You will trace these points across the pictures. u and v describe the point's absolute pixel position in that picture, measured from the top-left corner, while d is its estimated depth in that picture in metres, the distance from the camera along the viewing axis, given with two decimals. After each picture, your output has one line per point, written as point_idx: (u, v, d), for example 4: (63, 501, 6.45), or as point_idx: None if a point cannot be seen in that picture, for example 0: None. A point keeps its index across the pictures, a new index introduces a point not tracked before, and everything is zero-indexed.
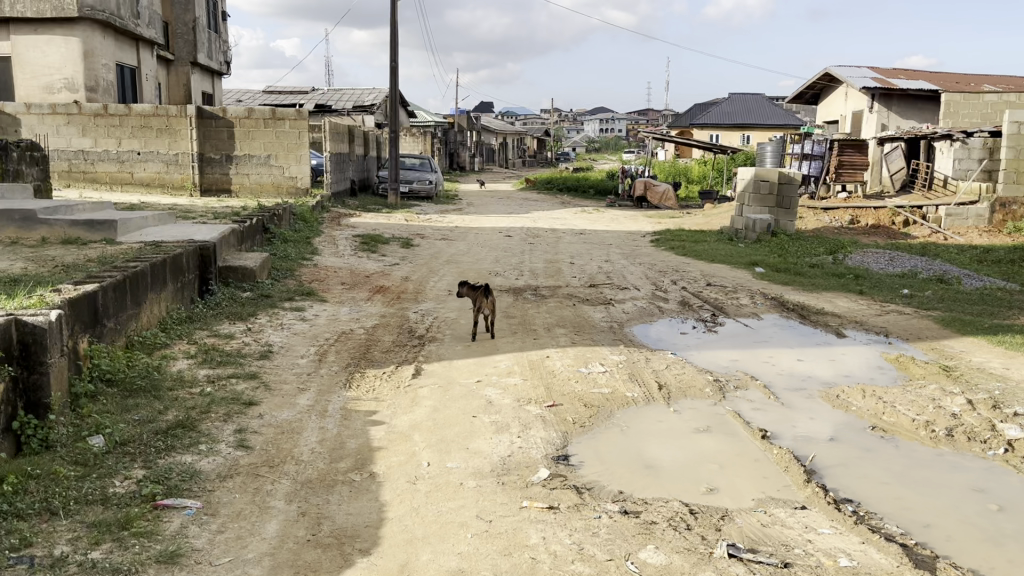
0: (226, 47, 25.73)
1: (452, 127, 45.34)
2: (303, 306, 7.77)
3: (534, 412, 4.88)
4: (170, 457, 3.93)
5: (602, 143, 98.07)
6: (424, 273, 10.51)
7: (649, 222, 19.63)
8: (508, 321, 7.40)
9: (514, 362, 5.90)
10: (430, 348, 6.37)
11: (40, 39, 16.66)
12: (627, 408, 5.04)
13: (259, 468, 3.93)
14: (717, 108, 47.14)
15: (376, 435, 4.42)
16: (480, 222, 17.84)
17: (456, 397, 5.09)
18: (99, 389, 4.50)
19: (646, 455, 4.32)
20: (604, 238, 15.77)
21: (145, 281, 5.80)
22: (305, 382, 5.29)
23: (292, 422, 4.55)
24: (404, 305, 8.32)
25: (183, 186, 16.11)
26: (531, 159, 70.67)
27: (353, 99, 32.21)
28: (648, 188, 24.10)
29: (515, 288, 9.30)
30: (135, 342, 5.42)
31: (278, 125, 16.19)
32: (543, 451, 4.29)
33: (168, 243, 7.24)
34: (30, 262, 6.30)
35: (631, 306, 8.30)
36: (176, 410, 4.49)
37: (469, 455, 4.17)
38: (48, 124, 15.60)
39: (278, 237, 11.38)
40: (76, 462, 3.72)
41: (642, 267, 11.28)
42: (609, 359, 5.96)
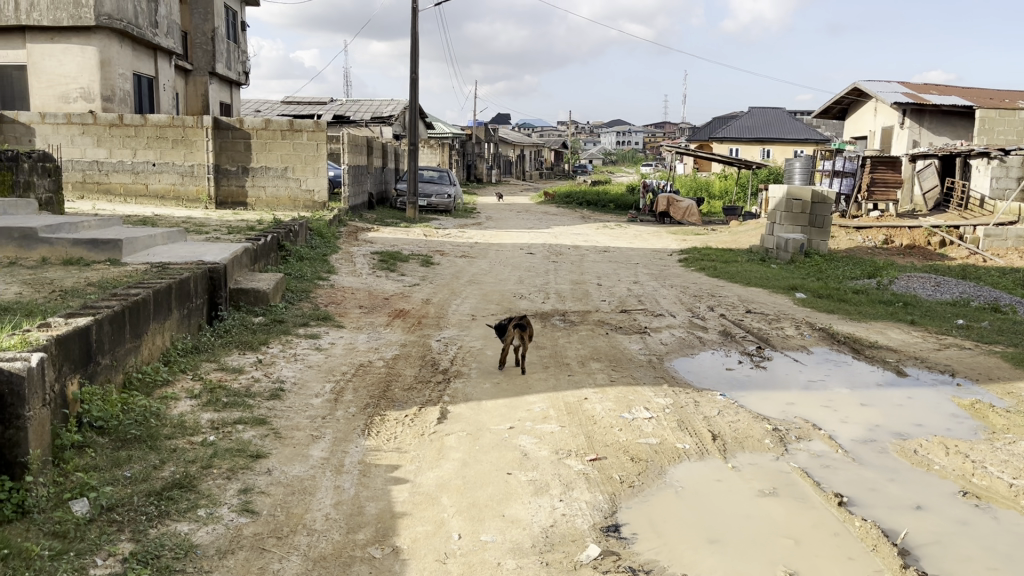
0: (245, 58, 25.44)
1: (469, 139, 45.00)
2: (319, 333, 7.27)
3: (576, 467, 4.34)
4: (163, 526, 3.42)
5: (619, 157, 97.78)
6: (447, 295, 10.00)
7: (673, 239, 19.06)
8: (539, 353, 6.86)
9: (549, 405, 5.35)
10: (456, 385, 5.84)
11: (56, 48, 16.35)
12: (678, 463, 4.47)
13: (266, 540, 3.42)
14: (738, 121, 46.54)
15: (399, 498, 3.90)
16: (501, 238, 17.34)
17: (487, 449, 4.55)
18: (87, 440, 4.01)
19: (708, 526, 3.75)
20: (629, 256, 15.22)
21: (147, 310, 5.31)
22: (319, 428, 4.79)
23: (304, 479, 4.04)
24: (426, 332, 7.80)
25: (198, 199, 15.67)
26: (547, 171, 70.18)
27: (372, 110, 31.86)
28: (671, 204, 23.45)
29: (542, 313, 8.77)
30: (133, 380, 4.93)
31: (295, 137, 15.75)
32: (590, 520, 3.74)
33: (175, 266, 6.76)
34: (27, 286, 5.81)
35: (668, 335, 7.75)
36: (173, 466, 3.99)
37: (505, 526, 3.64)
38: (63, 135, 15.29)
39: (293, 255, 10.90)
40: (54, 534, 3.22)
41: (674, 290, 10.72)
42: (654, 403, 5.41)
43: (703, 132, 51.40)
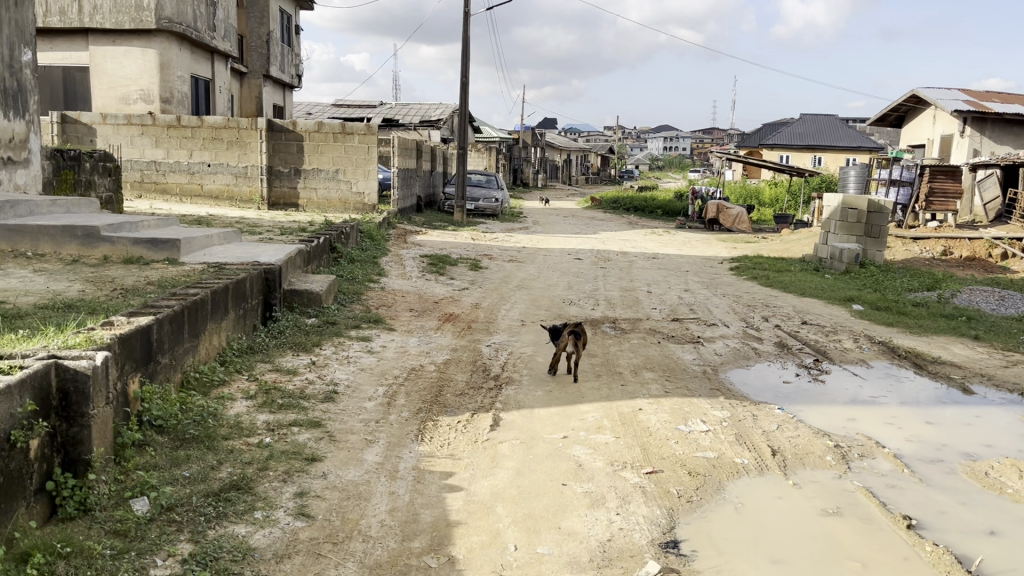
0: (298, 61, 25.80)
1: (516, 143, 45.04)
2: (370, 336, 7.28)
3: (632, 480, 4.26)
4: (221, 527, 3.44)
5: (666, 163, 97.15)
6: (496, 299, 9.97)
7: (723, 246, 18.82)
8: (591, 361, 6.78)
9: (603, 415, 5.27)
10: (508, 392, 5.78)
11: (118, 51, 16.74)
12: (737, 479, 4.36)
13: (322, 545, 3.41)
14: (788, 128, 45.83)
15: (453, 506, 3.86)
16: (549, 243, 17.28)
17: (541, 459, 4.49)
18: (148, 438, 4.05)
19: (771, 546, 3.64)
20: (679, 263, 15.04)
21: (205, 310, 5.35)
22: (372, 432, 4.78)
23: (359, 484, 4.03)
24: (476, 337, 7.77)
25: (251, 199, 15.89)
26: (593, 176, 69.88)
27: (421, 114, 32.07)
28: (720, 211, 23.09)
29: (592, 320, 8.69)
30: (191, 379, 4.98)
31: (347, 140, 15.85)
32: (648, 535, 3.66)
33: (232, 266, 6.83)
34: (89, 284, 5.91)
35: (722, 346, 7.60)
36: (230, 467, 4.01)
37: (562, 538, 3.58)
38: (123, 135, 15.65)
39: (345, 257, 10.98)
40: (114, 532, 3.26)
41: (727, 299, 10.56)
42: (711, 416, 5.31)
43: (753, 138, 50.70)
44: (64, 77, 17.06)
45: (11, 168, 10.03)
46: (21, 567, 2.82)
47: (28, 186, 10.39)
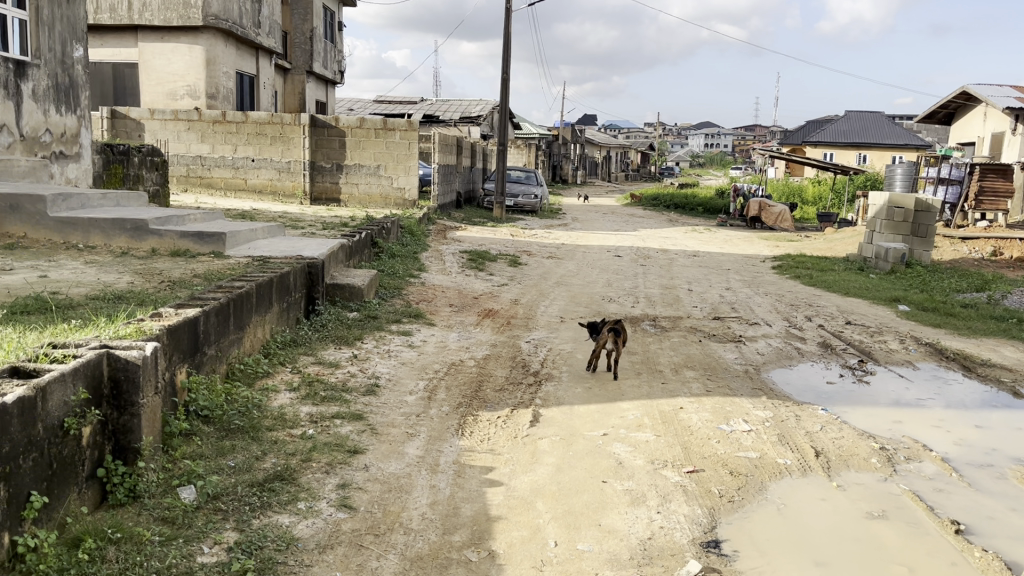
0: (341, 57, 26.01)
1: (555, 139, 44.94)
2: (411, 330, 7.34)
3: (673, 479, 4.23)
4: (265, 517, 3.49)
5: (707, 160, 96.25)
6: (535, 296, 9.96)
7: (765, 244, 18.60)
8: (631, 359, 6.74)
9: (643, 413, 5.25)
10: (547, 388, 5.78)
11: (166, 47, 17.02)
12: (780, 479, 4.32)
13: (364, 537, 3.44)
14: (832, 125, 45.10)
15: (493, 501, 3.87)
16: (588, 239, 17.22)
17: (581, 455, 4.48)
18: (194, 428, 4.13)
19: (814, 548, 3.60)
20: (720, 261, 14.89)
21: (250, 303, 5.43)
22: (413, 425, 4.81)
23: (400, 477, 4.06)
24: (516, 333, 7.78)
25: (294, 194, 16.08)
26: (633, 172, 69.43)
27: (461, 110, 32.13)
28: (763, 208, 22.79)
29: (632, 317, 8.64)
30: (235, 371, 5.06)
31: (388, 136, 15.95)
32: (689, 534, 3.63)
33: (276, 260, 6.93)
34: (137, 276, 6.03)
35: (765, 345, 7.52)
36: (274, 457, 4.07)
37: (602, 535, 3.57)
38: (170, 130, 15.93)
39: (385, 252, 11.06)
40: (163, 519, 3.34)
41: (769, 298, 10.43)
42: (753, 416, 5.26)
43: (795, 135, 49.92)
44: (114, 73, 17.41)
45: (63, 162, 10.28)
46: (74, 552, 2.91)
47: (79, 180, 10.65)
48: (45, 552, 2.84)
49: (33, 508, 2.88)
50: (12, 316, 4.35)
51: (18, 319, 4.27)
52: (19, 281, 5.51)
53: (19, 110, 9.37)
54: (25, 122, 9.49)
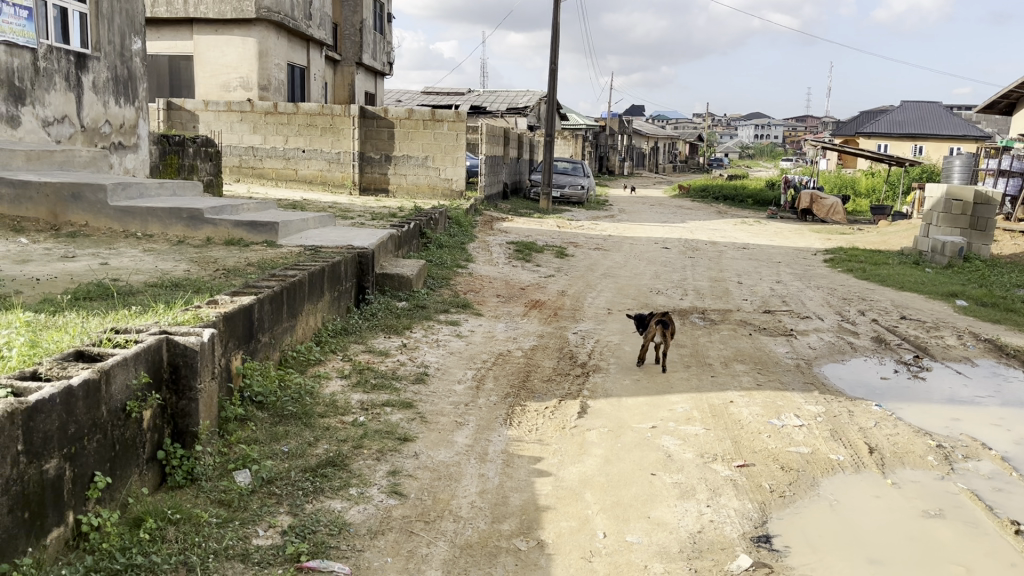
0: (390, 48, 26.18)
1: (602, 130, 44.67)
2: (459, 320, 7.37)
3: (723, 473, 4.20)
4: (318, 502, 3.55)
5: (756, 151, 94.80)
6: (582, 287, 9.93)
7: (816, 237, 18.26)
8: (680, 352, 6.69)
9: (693, 406, 5.21)
10: (595, 380, 5.77)
11: (220, 39, 17.30)
12: (833, 475, 4.25)
13: (414, 523, 3.48)
14: (887, 115, 44.05)
15: (542, 490, 3.88)
16: (635, 231, 17.10)
17: (629, 447, 4.47)
18: (248, 413, 4.22)
19: (867, 545, 3.54)
20: (770, 254, 14.66)
21: (303, 291, 5.52)
22: (462, 414, 4.85)
23: (449, 465, 4.10)
24: (563, 324, 7.77)
25: (343, 184, 16.24)
26: (680, 164, 68.67)
27: (508, 101, 32.10)
28: (814, 201, 22.34)
29: (681, 310, 8.56)
30: (288, 358, 5.15)
31: (436, 127, 15.99)
32: (739, 529, 3.60)
33: (327, 250, 7.02)
34: (194, 264, 6.15)
35: (816, 339, 7.40)
36: (327, 443, 4.14)
37: (651, 528, 3.56)
38: (223, 122, 16.24)
39: (433, 242, 11.12)
40: (220, 501, 3.42)
41: (821, 291, 10.25)
42: (805, 410, 5.19)
43: (848, 126, 48.84)
44: (170, 65, 17.78)
45: (121, 153, 10.54)
46: (136, 532, 3.01)
47: (137, 170, 10.92)
48: (109, 530, 2.94)
49: (97, 487, 2.98)
50: (75, 302, 4.48)
51: (81, 305, 4.40)
52: (81, 268, 5.67)
53: (81, 102, 9.64)
54: (86, 114, 9.75)
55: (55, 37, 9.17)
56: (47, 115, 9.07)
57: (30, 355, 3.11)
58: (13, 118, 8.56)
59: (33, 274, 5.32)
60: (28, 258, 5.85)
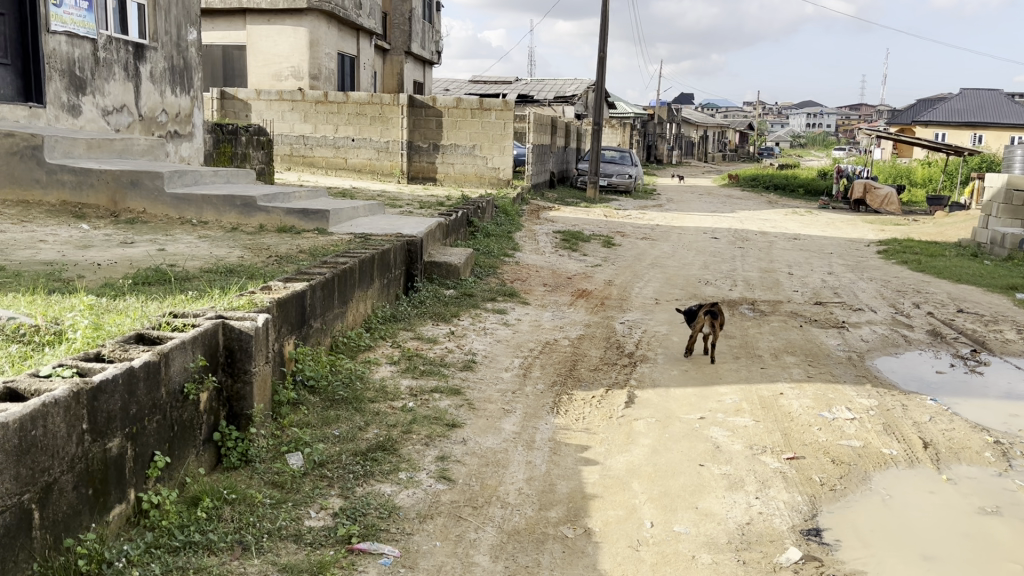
0: (438, 37, 26.24)
1: (650, 118, 44.24)
2: (506, 308, 7.40)
3: (772, 465, 4.16)
4: (369, 485, 3.61)
5: (808, 140, 93.15)
6: (630, 277, 9.88)
7: (870, 228, 17.88)
8: (729, 343, 6.62)
9: (742, 397, 5.16)
10: (642, 370, 5.75)
11: (272, 29, 17.51)
12: (886, 469, 4.19)
13: (462, 508, 3.52)
14: (945, 103, 42.84)
15: (590, 479, 3.90)
16: (684, 221, 16.92)
17: (677, 438, 4.45)
18: (301, 397, 4.30)
19: (919, 540, 3.49)
20: (822, 245, 14.41)
21: (354, 278, 5.59)
22: (509, 402, 4.88)
23: (497, 452, 4.13)
24: (610, 314, 7.75)
25: (392, 173, 16.38)
26: (730, 153, 67.68)
27: (556, 89, 31.97)
28: (868, 190, 21.84)
29: (730, 301, 8.47)
30: (339, 344, 5.24)
31: (484, 116, 16.01)
32: (789, 521, 3.57)
33: (377, 237, 7.10)
34: (247, 250, 6.27)
35: (869, 332, 7.26)
36: (376, 428, 4.20)
37: (699, 518, 3.55)
38: (275, 110, 16.48)
39: (480, 231, 11.16)
40: (273, 483, 3.50)
41: (875, 283, 10.05)
42: (858, 404, 5.11)
43: (904, 113, 47.56)
44: (224, 55, 18.07)
45: (177, 141, 10.76)
46: (193, 510, 3.09)
47: (191, 158, 11.14)
48: (167, 508, 3.04)
49: (156, 467, 3.07)
50: (135, 286, 4.60)
51: (140, 290, 4.51)
52: (140, 253, 5.82)
53: (138, 91, 9.85)
54: (143, 103, 9.97)
55: (114, 28, 9.38)
56: (107, 104, 9.30)
57: (94, 338, 3.22)
58: (74, 108, 8.79)
59: (94, 259, 5.47)
60: (89, 243, 6.02)
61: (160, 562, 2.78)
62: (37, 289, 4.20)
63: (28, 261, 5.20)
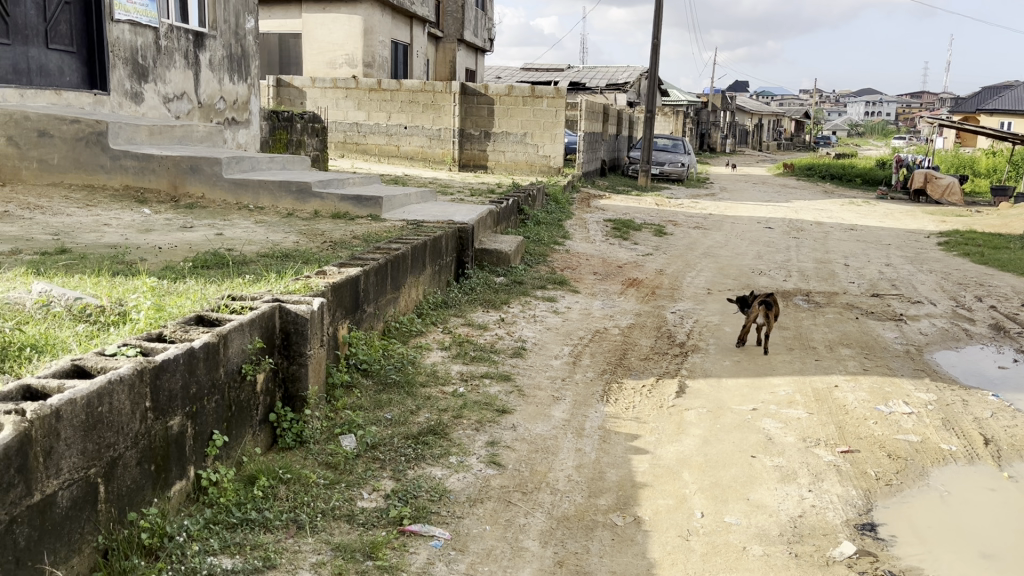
0: (490, 25, 26.22)
1: (704, 107, 43.67)
2: (556, 296, 7.40)
3: (826, 458, 4.10)
4: (419, 468, 3.65)
5: (866, 128, 90.91)
6: (682, 266, 9.79)
7: (930, 219, 17.40)
8: (782, 334, 6.52)
9: (796, 389, 5.09)
10: (694, 360, 5.70)
11: (327, 18, 17.68)
12: (944, 465, 4.09)
13: (512, 494, 3.54)
14: (1011, 91, 41.39)
15: (640, 468, 3.88)
16: (737, 210, 16.67)
17: (729, 428, 4.41)
18: (354, 380, 4.37)
19: (978, 538, 3.42)
20: (880, 235, 14.08)
21: (406, 264, 5.64)
22: (559, 389, 4.89)
23: (546, 438, 4.14)
24: (661, 303, 7.69)
25: (443, 160, 16.46)
26: (785, 141, 66.33)
27: (608, 77, 31.74)
28: (929, 180, 21.23)
29: (784, 292, 8.34)
30: (391, 329, 5.30)
31: (536, 103, 15.95)
32: (842, 515, 3.52)
33: (429, 224, 7.15)
34: (303, 236, 6.37)
35: (928, 325, 7.10)
36: (428, 412, 4.24)
37: (750, 510, 3.51)
38: (329, 98, 16.68)
39: (530, 219, 11.17)
40: (327, 464, 3.56)
41: (935, 276, 9.79)
42: (915, 398, 5.00)
43: (967, 102, 45.99)
44: (280, 43, 18.31)
45: (235, 129, 10.97)
46: (250, 488, 3.17)
47: (248, 145, 11.35)
48: (225, 486, 3.11)
49: (215, 446, 3.15)
50: (194, 269, 4.71)
51: (200, 273, 4.62)
52: (198, 237, 5.94)
53: (198, 79, 10.05)
54: (203, 91, 10.18)
55: (175, 17, 9.57)
56: (168, 92, 9.50)
57: (157, 318, 3.31)
58: (136, 95, 9.02)
59: (156, 242, 5.61)
60: (150, 227, 6.18)
61: (218, 538, 2.85)
62: (102, 271, 4.33)
63: (93, 244, 5.36)
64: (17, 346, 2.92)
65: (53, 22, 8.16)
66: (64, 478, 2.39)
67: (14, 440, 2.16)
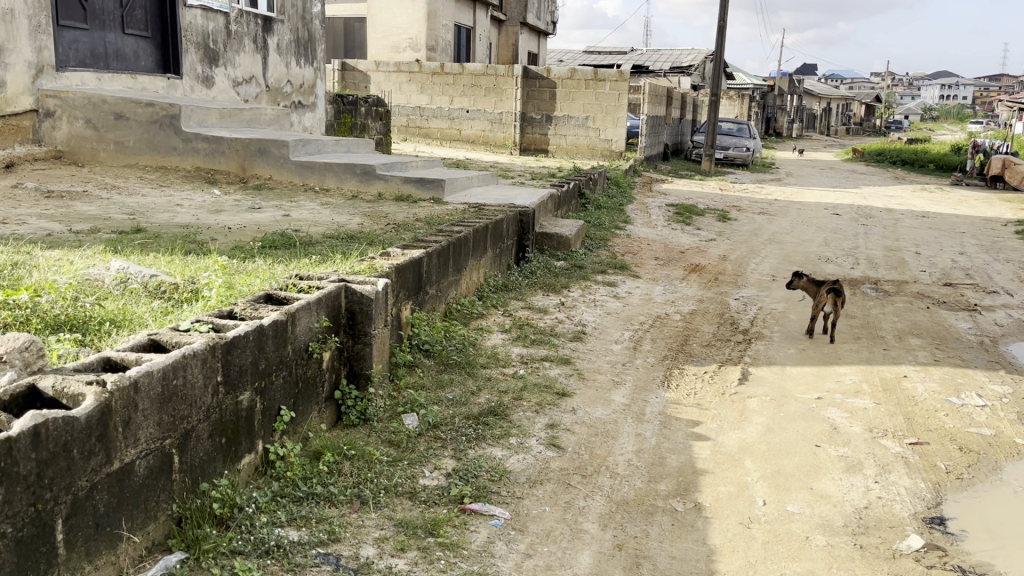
0: (553, 8, 26.06)
1: (771, 90, 42.66)
2: (616, 281, 7.35)
3: (893, 449, 4.00)
4: (480, 448, 3.69)
5: (941, 113, 87.73)
6: (745, 252, 9.63)
7: (1008, 207, 16.73)
8: (849, 323, 6.38)
9: (863, 379, 4.98)
10: (757, 347, 5.61)
11: (391, 2, 17.80)
12: (1018, 460, 3.96)
13: (571, 476, 3.55)
14: None
15: (701, 454, 3.85)
16: (803, 196, 16.30)
17: (793, 417, 4.34)
18: (416, 360, 4.44)
19: None
20: (954, 223, 13.60)
21: (468, 247, 5.68)
22: (619, 373, 4.88)
23: (607, 422, 4.14)
24: (723, 289, 7.58)
25: (504, 144, 16.46)
26: (854, 125, 64.43)
27: (672, 60, 31.28)
28: (1007, 166, 20.37)
29: (851, 280, 8.13)
30: (452, 311, 5.36)
31: (599, 87, 15.79)
32: (910, 508, 3.44)
33: (490, 207, 7.17)
34: (367, 218, 6.44)
35: (1004, 316, 6.86)
36: (488, 393, 4.28)
37: (814, 499, 3.46)
38: (393, 82, 16.82)
39: (591, 203, 11.10)
40: (390, 441, 3.63)
41: (1011, 265, 9.43)
42: (989, 390, 4.84)
43: None
44: (345, 27, 18.50)
45: (301, 112, 11.16)
46: (315, 463, 3.24)
47: (314, 128, 11.53)
48: (292, 461, 3.19)
49: (282, 421, 3.23)
50: (262, 249, 4.82)
51: (268, 252, 4.73)
52: (266, 219, 6.07)
53: (266, 63, 10.24)
54: (271, 74, 10.37)
55: (245, 2, 9.74)
56: (237, 75, 9.71)
57: (228, 296, 3.40)
58: (208, 79, 9.23)
59: (225, 223, 5.75)
60: (220, 208, 6.33)
61: (285, 510, 2.93)
62: (176, 250, 4.46)
63: (167, 223, 5.52)
64: (97, 320, 3.04)
65: (129, 8, 8.40)
66: (141, 448, 2.48)
67: (95, 409, 2.25)
